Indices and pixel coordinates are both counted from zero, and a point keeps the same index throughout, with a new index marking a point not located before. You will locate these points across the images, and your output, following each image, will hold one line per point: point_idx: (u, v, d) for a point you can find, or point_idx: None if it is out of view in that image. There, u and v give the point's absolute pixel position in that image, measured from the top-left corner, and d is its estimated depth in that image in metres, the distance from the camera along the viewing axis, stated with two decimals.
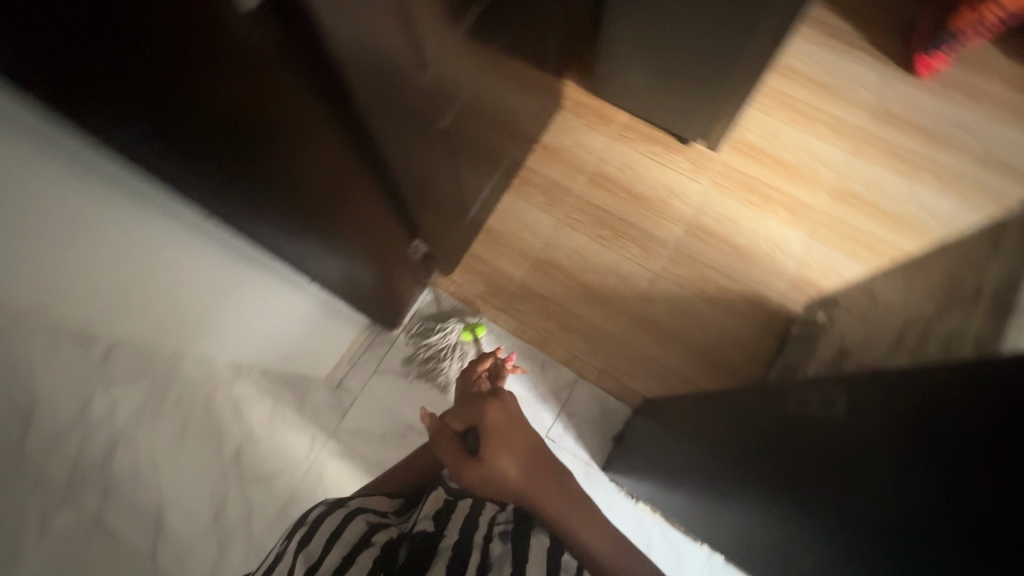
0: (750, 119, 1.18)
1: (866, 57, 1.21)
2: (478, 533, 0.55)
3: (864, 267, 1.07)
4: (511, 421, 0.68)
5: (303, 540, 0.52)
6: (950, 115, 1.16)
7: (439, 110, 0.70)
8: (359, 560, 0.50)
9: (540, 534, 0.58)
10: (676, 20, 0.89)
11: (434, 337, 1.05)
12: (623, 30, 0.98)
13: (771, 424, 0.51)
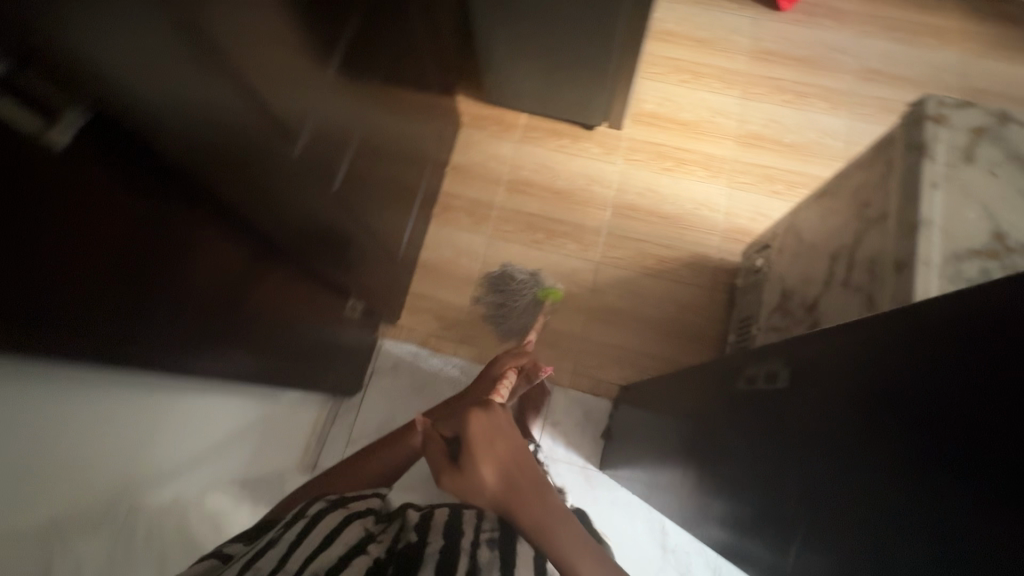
0: (644, 90, 1.20)
1: (732, 4, 1.25)
2: (466, 538, 0.55)
3: (784, 202, 1.10)
4: (500, 431, 0.63)
5: (301, 532, 0.51)
6: (822, 40, 1.21)
7: (333, 176, 0.67)
8: (354, 562, 0.49)
9: (519, 539, 0.57)
10: (547, 16, 0.90)
11: (513, 284, 1.02)
12: (500, 38, 0.98)
13: (741, 410, 0.51)
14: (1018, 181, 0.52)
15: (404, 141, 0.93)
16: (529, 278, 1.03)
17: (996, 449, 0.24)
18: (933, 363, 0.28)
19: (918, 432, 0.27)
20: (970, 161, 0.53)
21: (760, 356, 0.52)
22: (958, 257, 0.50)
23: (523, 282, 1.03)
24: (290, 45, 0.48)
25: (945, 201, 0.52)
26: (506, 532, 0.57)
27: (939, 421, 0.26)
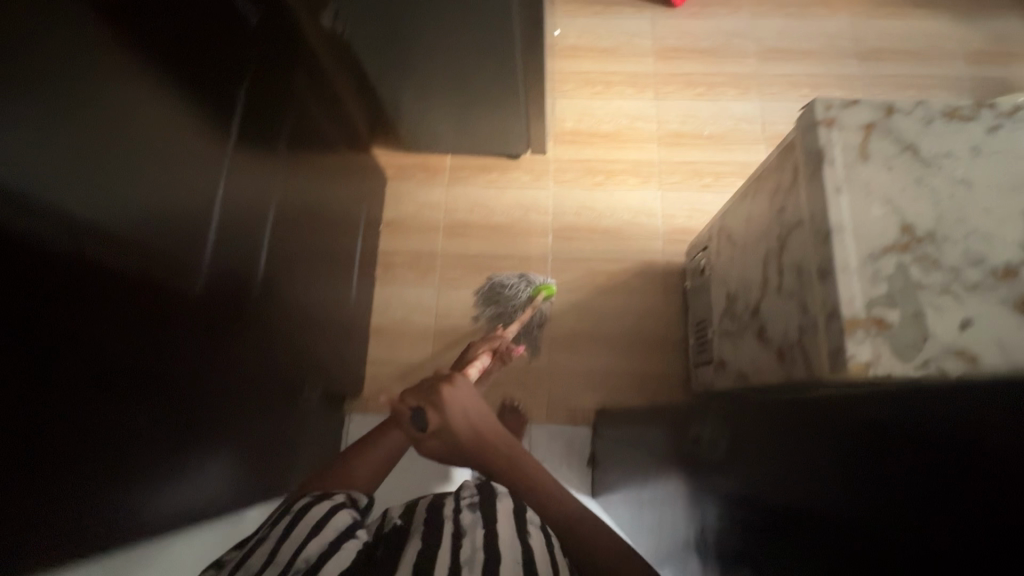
0: (560, 109, 1.21)
1: (628, 9, 1.27)
2: (448, 507, 0.58)
3: (716, 193, 1.12)
4: (467, 396, 0.64)
5: (292, 525, 0.55)
6: (720, 29, 1.24)
7: (239, 286, 0.67)
8: (344, 546, 0.53)
9: (496, 485, 0.60)
10: (444, 61, 0.90)
11: (503, 295, 1.04)
12: (403, 89, 0.98)
13: (675, 457, 0.53)
14: (914, 171, 0.54)
15: (326, 211, 0.90)
16: (517, 278, 1.04)
17: (896, 505, 0.24)
18: (850, 424, 0.28)
19: (831, 475, 0.28)
20: (865, 159, 0.54)
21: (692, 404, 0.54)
22: (871, 257, 0.51)
23: (513, 288, 1.03)
24: (144, 186, 0.51)
25: (851, 202, 0.53)
26: (484, 489, 0.59)
27: (850, 482, 0.27)
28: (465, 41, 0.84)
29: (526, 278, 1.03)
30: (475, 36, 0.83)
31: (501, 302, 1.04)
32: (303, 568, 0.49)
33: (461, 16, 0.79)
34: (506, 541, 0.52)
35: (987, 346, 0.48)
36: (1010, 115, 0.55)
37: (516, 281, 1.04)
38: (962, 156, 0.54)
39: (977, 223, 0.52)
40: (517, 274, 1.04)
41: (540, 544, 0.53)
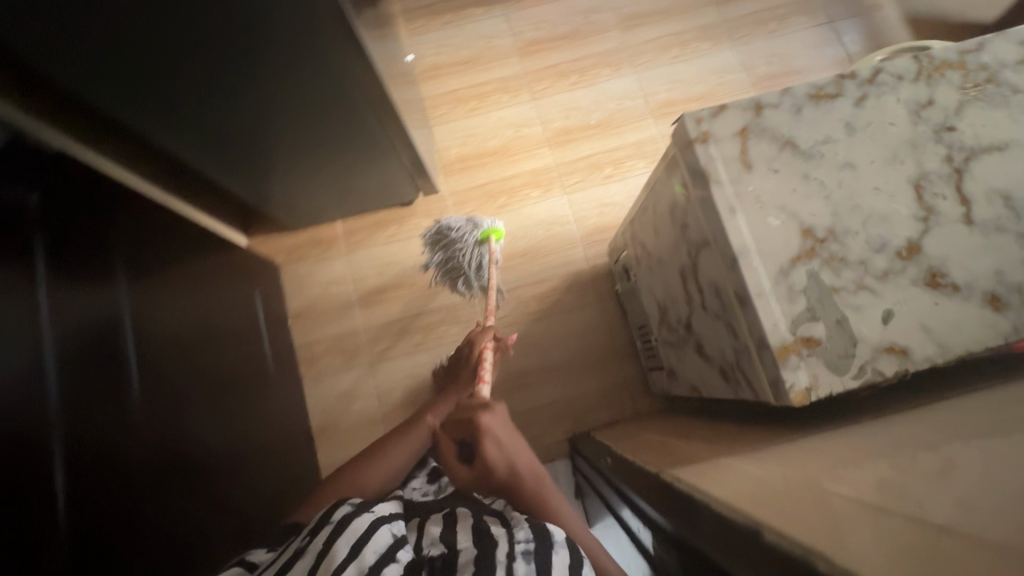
0: (440, 137, 1.13)
1: (478, 10, 1.20)
2: (499, 549, 0.52)
3: (620, 182, 1.09)
4: (509, 429, 0.61)
5: (332, 540, 0.53)
6: (576, 8, 1.20)
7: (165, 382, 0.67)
8: (385, 570, 0.51)
9: (552, 530, 0.53)
10: (291, 139, 0.80)
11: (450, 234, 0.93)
12: (260, 176, 0.88)
13: (641, 532, 0.52)
14: (798, 167, 0.51)
15: (214, 336, 0.80)
16: (465, 222, 0.91)
17: None
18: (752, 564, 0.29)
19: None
20: (749, 168, 0.51)
21: (649, 476, 0.53)
22: (783, 272, 0.49)
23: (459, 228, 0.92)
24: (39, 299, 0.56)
25: (748, 220, 0.50)
26: (538, 532, 0.53)
27: None
28: (306, 112, 0.75)
29: (473, 219, 0.92)
30: (313, 108, 0.74)
31: (447, 250, 0.91)
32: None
33: (286, 90, 0.69)
34: None
35: (911, 333, 0.48)
36: (872, 81, 0.53)
37: (466, 224, 0.90)
38: (839, 139, 0.52)
39: (871, 206, 0.50)
40: (464, 217, 0.91)
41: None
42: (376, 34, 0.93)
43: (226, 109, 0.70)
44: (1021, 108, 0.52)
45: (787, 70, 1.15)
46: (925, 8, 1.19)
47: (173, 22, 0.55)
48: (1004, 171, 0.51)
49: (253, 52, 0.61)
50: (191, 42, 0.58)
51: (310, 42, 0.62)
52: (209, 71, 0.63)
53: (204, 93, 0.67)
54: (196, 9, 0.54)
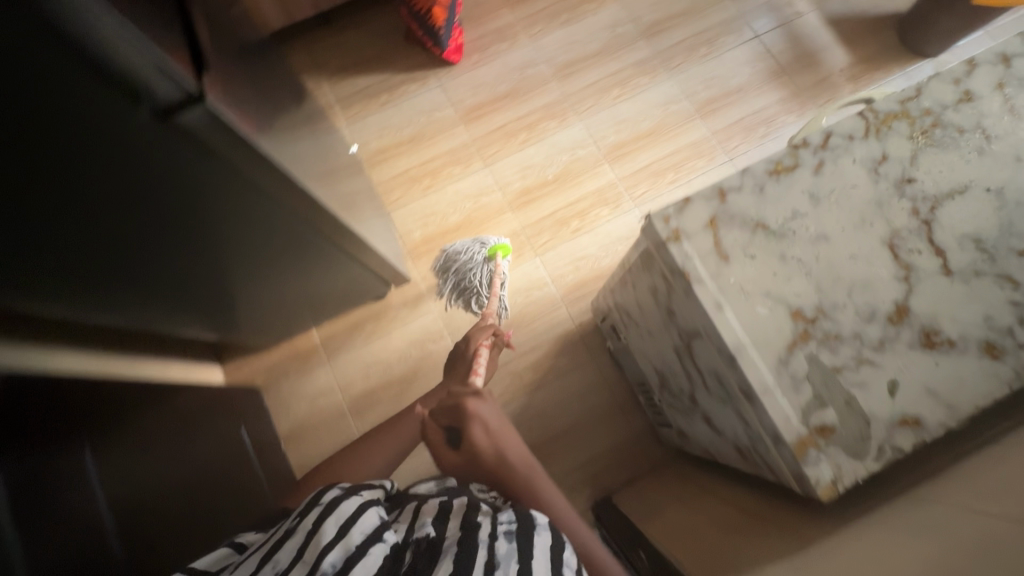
0: (401, 221, 1.11)
1: (413, 85, 1.19)
2: (482, 530, 0.50)
3: (588, 233, 1.09)
4: (501, 418, 0.60)
5: (319, 519, 0.50)
6: (509, 65, 1.20)
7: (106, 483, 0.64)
8: (370, 551, 0.48)
9: (535, 514, 0.52)
10: (252, 277, 0.77)
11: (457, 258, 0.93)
12: (221, 312, 0.83)
13: None
14: (773, 248, 0.51)
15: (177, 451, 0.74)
16: (471, 242, 0.92)
17: None
18: None
19: None
20: (726, 259, 0.51)
21: None
22: (782, 361, 0.48)
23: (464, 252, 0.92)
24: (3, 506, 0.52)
25: (736, 313, 0.49)
26: (520, 515, 0.52)
27: None
28: (263, 254, 0.71)
29: (476, 240, 0.92)
30: (271, 249, 0.71)
31: (459, 273, 0.91)
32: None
33: (239, 244, 0.66)
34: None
35: (920, 400, 0.47)
36: (824, 147, 0.53)
37: (471, 245, 0.92)
38: (807, 211, 0.52)
39: (852, 275, 0.50)
40: (469, 239, 0.94)
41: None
42: (317, 140, 0.90)
43: (183, 265, 0.65)
44: (971, 148, 0.53)
45: (726, 91, 1.17)
46: (842, 8, 1.22)
47: (113, 211, 0.49)
48: (970, 213, 0.51)
49: (205, 217, 0.56)
50: (134, 225, 0.52)
51: (264, 197, 0.57)
52: (152, 245, 0.58)
53: (154, 259, 0.61)
54: (138, 202, 0.49)
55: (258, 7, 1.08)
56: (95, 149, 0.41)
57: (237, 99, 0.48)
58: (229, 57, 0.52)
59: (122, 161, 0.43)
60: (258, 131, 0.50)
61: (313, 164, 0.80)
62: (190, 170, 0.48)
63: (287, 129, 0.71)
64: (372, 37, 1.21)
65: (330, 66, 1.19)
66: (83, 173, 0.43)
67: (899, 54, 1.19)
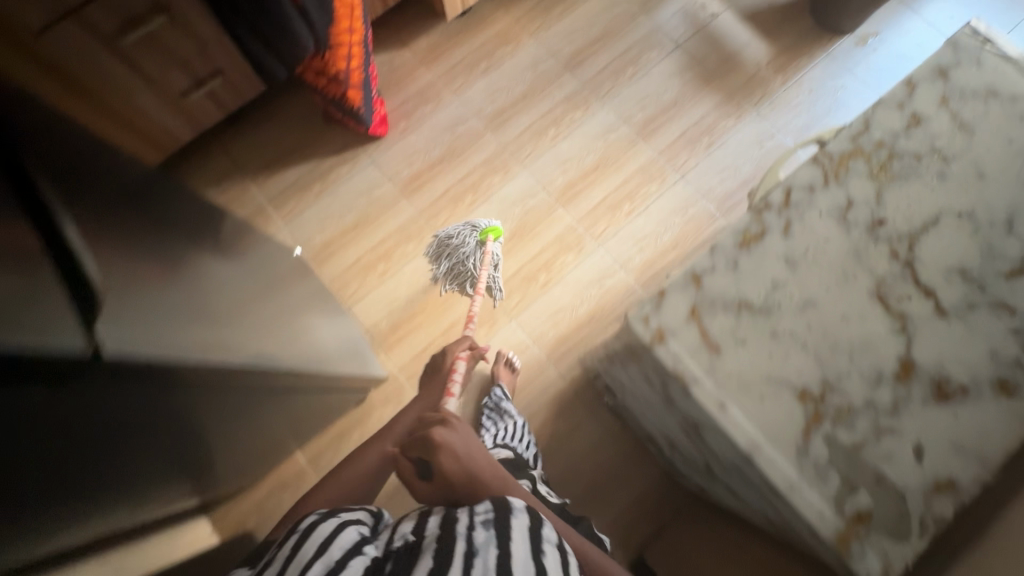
0: (365, 314, 1.05)
1: (345, 167, 1.13)
2: (459, 524, 0.48)
3: (558, 283, 1.05)
4: (470, 441, 0.59)
5: (294, 547, 0.48)
6: (439, 127, 1.15)
7: None
8: (350, 564, 0.46)
9: (510, 499, 0.50)
10: (235, 433, 0.70)
11: (452, 242, 0.97)
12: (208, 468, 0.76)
13: None
14: (763, 327, 0.48)
15: None
16: (464, 226, 0.97)
17: None
18: None
19: None
20: (718, 350, 0.48)
21: None
22: (801, 449, 0.45)
23: (460, 236, 0.97)
24: None
25: (742, 409, 0.46)
26: (496, 503, 0.50)
27: None
28: (242, 414, 0.65)
29: (470, 224, 0.97)
30: (250, 409, 0.65)
31: (453, 257, 0.96)
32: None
33: (217, 419, 0.60)
34: (520, 566, 0.45)
35: (950, 459, 0.44)
36: (787, 205, 0.51)
37: (464, 228, 0.97)
38: (787, 278, 0.49)
39: (849, 337, 0.47)
40: (462, 223, 0.98)
41: (556, 565, 0.47)
42: (254, 261, 0.84)
43: (158, 460, 0.58)
44: (932, 174, 0.51)
45: (661, 108, 1.15)
46: (753, 2, 1.22)
47: (90, 464, 0.44)
48: (947, 244, 0.49)
49: (179, 413, 0.51)
50: (105, 464, 0.46)
51: (223, 374, 0.51)
52: (127, 466, 0.51)
53: (144, 466, 0.56)
54: (100, 448, 0.43)
55: (160, 124, 1.00)
56: (53, 439, 0.37)
57: (132, 311, 0.41)
58: (106, 234, 0.43)
59: (83, 424, 0.39)
60: (144, 318, 0.41)
61: (250, 293, 0.73)
62: (137, 397, 0.42)
63: (208, 275, 0.63)
64: (291, 127, 1.14)
65: (253, 166, 1.12)
66: (52, 457, 0.38)
67: (817, 36, 1.19)
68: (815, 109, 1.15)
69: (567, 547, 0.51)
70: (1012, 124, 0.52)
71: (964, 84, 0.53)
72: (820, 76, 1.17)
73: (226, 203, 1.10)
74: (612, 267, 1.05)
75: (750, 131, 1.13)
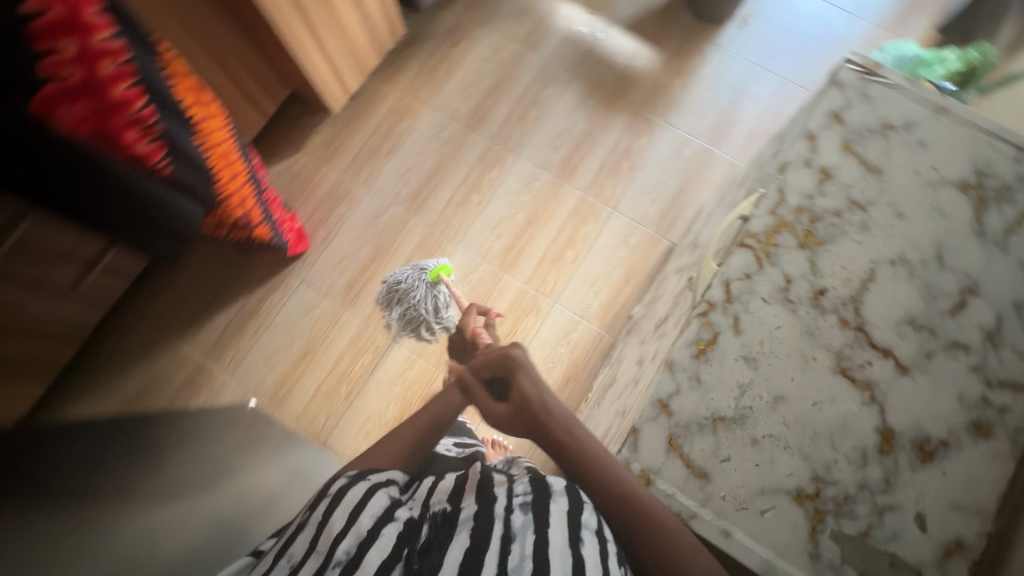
0: (339, 442, 0.99)
1: (276, 295, 1.06)
2: (499, 504, 0.51)
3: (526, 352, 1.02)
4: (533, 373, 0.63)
5: (328, 510, 0.50)
6: (361, 224, 1.10)
7: None
8: (383, 532, 0.48)
9: (552, 481, 0.52)
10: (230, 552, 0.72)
11: (401, 286, 1.00)
12: None
13: None
14: (743, 437, 0.47)
15: None
16: (412, 270, 1.00)
17: None
18: None
19: None
20: (706, 475, 0.46)
21: None
22: (814, 555, 0.45)
23: (409, 280, 1.00)
24: None
25: (746, 530, 0.45)
26: (537, 487, 0.52)
27: None
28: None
29: (418, 267, 0.99)
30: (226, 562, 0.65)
31: (405, 302, 1.00)
32: (343, 563, 0.44)
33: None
34: (559, 551, 0.44)
35: (951, 519, 0.45)
36: (729, 300, 0.50)
37: (413, 271, 1.00)
38: (752, 379, 0.48)
39: (826, 423, 0.47)
40: (411, 266, 1.01)
41: (595, 554, 0.45)
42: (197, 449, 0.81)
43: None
44: (856, 227, 0.51)
45: (575, 143, 1.13)
46: (632, 11, 1.21)
47: None
48: (891, 295, 0.49)
49: None
50: None
51: None
52: None
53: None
54: None
55: (68, 318, 0.92)
56: None
57: None
58: None
59: None
60: None
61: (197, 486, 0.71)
62: None
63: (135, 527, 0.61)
64: (207, 270, 1.07)
65: (179, 323, 1.05)
66: None
67: (701, 29, 1.20)
68: (720, 103, 1.15)
69: (606, 531, 0.47)
70: (915, 153, 0.52)
71: (860, 124, 0.53)
72: (715, 71, 1.17)
73: (161, 372, 1.02)
74: (573, 319, 1.04)
75: (666, 143, 1.13)
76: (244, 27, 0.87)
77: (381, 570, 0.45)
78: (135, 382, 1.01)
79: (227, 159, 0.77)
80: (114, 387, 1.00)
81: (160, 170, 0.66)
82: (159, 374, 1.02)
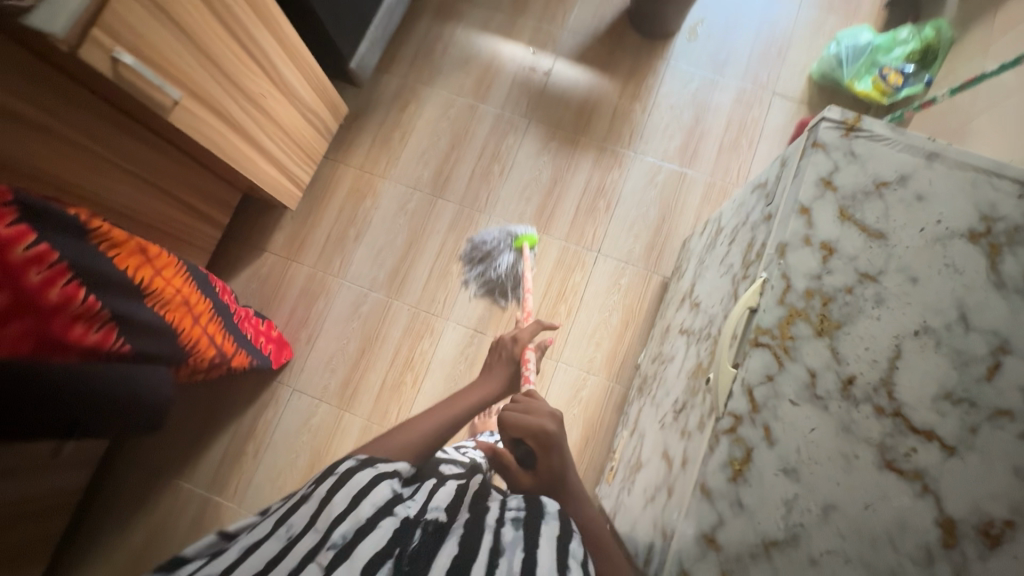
0: None
1: (269, 411, 1.01)
2: (488, 516, 0.48)
3: None
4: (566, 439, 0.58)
5: (332, 488, 0.47)
6: (343, 317, 1.05)
7: None
8: (382, 523, 0.45)
9: (546, 502, 0.49)
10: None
11: (484, 249, 1.01)
12: None
13: None
14: (798, 557, 0.44)
15: None
16: (498, 233, 1.00)
17: None
18: None
19: None
20: None
21: None
22: None
23: (495, 244, 1.00)
24: None
25: None
26: (531, 503, 0.49)
27: None
28: None
29: (507, 232, 0.99)
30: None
31: (485, 265, 1.01)
32: (337, 547, 0.42)
33: None
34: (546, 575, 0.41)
35: None
36: (755, 409, 0.47)
37: (498, 237, 1.00)
38: (797, 492, 0.45)
39: (882, 525, 0.44)
40: (498, 230, 1.00)
41: None
42: None
43: None
44: (871, 302, 0.47)
45: (546, 190, 1.09)
46: (576, 41, 1.17)
47: None
48: (922, 372, 0.46)
49: None
50: None
51: None
52: None
53: None
54: None
55: (57, 489, 0.86)
56: None
57: None
58: None
59: None
60: None
61: None
62: None
63: None
64: (193, 399, 1.02)
65: (175, 460, 1.00)
66: None
67: (650, 47, 1.16)
68: (684, 121, 1.12)
69: (590, 566, 0.45)
70: (915, 210, 0.49)
71: (851, 187, 0.50)
72: (673, 88, 1.14)
73: (166, 516, 0.96)
74: (581, 375, 1.00)
75: (638, 173, 1.09)
76: (183, 152, 0.83)
77: (368, 564, 0.41)
78: (140, 533, 0.95)
79: (193, 300, 0.74)
80: (119, 544, 0.95)
81: (122, 351, 0.61)
82: (163, 520, 0.96)
